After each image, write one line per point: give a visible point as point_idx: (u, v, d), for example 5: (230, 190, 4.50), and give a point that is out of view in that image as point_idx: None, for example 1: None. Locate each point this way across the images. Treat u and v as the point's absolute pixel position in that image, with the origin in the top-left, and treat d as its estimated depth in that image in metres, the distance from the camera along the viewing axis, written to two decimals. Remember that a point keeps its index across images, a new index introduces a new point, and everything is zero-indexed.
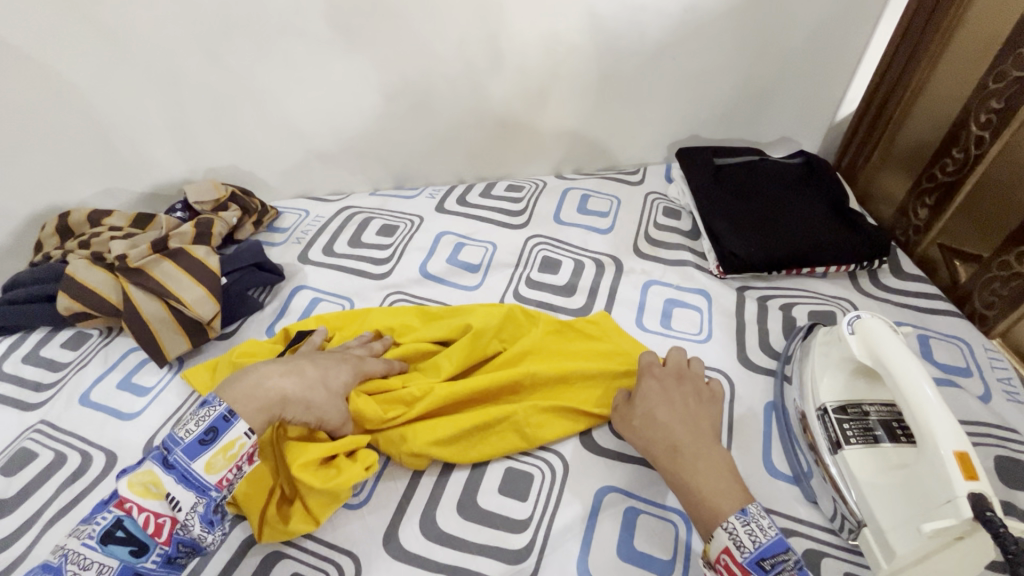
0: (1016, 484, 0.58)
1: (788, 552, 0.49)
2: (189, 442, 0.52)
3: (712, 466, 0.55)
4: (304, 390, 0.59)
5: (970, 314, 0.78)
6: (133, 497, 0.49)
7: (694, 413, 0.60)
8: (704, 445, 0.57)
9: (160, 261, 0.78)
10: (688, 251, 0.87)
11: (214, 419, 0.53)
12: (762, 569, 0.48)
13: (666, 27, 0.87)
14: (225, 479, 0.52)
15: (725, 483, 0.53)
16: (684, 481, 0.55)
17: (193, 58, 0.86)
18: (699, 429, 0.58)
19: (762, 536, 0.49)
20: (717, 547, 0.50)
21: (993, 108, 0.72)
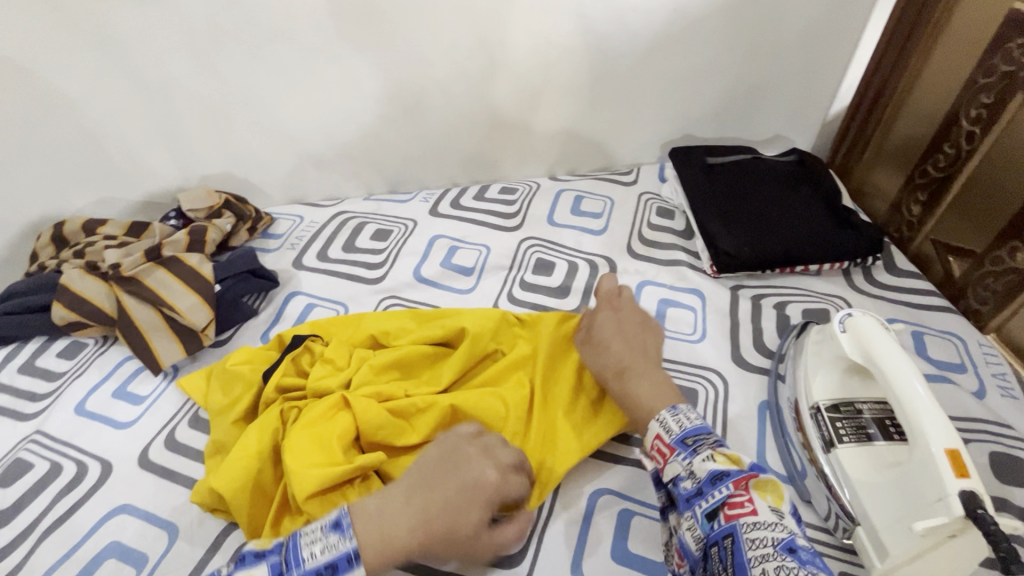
0: (1012, 480, 0.58)
1: (713, 436, 0.51)
2: (311, 567, 0.45)
3: (653, 381, 0.58)
4: (444, 529, 0.48)
5: (965, 310, 0.77)
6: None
7: (641, 340, 0.63)
8: (647, 364, 0.60)
9: (154, 269, 0.78)
10: (681, 251, 0.87)
11: (339, 553, 0.46)
12: (685, 446, 0.50)
13: (655, 28, 0.87)
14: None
15: (662, 392, 0.56)
16: (627, 395, 0.57)
17: (183, 66, 0.87)
18: (643, 354, 0.61)
19: (688, 421, 0.52)
20: (650, 433, 0.53)
21: (983, 103, 0.72)
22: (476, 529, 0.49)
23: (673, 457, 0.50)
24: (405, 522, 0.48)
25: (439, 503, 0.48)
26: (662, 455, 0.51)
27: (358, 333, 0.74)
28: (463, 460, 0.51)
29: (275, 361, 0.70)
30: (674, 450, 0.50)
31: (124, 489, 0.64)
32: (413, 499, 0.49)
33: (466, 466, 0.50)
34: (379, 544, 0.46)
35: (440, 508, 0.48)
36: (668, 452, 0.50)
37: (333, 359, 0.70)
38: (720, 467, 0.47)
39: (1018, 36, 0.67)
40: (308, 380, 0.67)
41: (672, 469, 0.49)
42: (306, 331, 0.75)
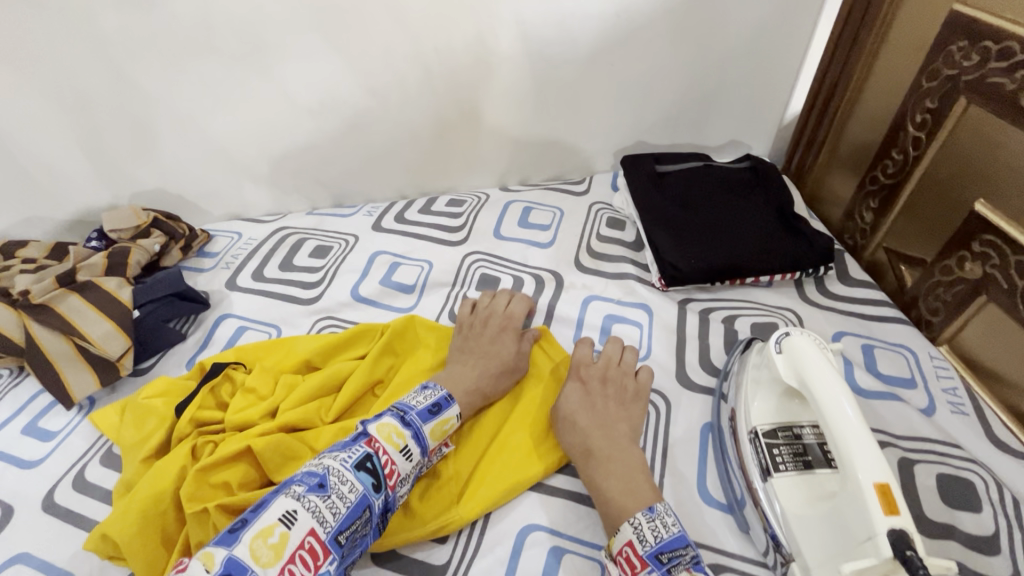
0: (960, 504, 0.55)
1: (687, 548, 0.48)
2: (422, 408, 0.57)
3: (628, 467, 0.55)
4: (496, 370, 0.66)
5: (917, 320, 0.75)
6: (379, 440, 0.51)
7: (611, 416, 0.61)
8: (617, 448, 0.57)
9: (66, 295, 0.72)
10: (630, 263, 0.84)
11: (438, 397, 0.59)
12: (659, 563, 0.46)
13: (598, 33, 0.84)
14: (435, 449, 0.57)
15: (636, 483, 0.53)
16: (599, 484, 0.55)
17: (103, 80, 0.82)
18: (616, 436, 0.58)
19: (665, 532, 0.48)
20: (620, 538, 0.49)
21: (928, 108, 0.69)
22: (508, 373, 0.67)
23: (643, 572, 0.46)
24: (472, 378, 0.64)
25: (491, 362, 0.66)
26: (631, 567, 0.47)
27: (285, 358, 0.70)
28: (489, 331, 0.71)
29: (191, 392, 0.66)
30: (646, 566, 0.47)
31: (23, 537, 0.59)
32: (468, 367, 0.66)
33: (495, 335, 0.70)
34: (461, 396, 0.62)
35: (490, 360, 0.67)
36: (638, 565, 0.47)
37: (255, 389, 0.66)
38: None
39: (959, 38, 0.64)
40: (227, 413, 0.63)
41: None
42: (228, 357, 0.70)
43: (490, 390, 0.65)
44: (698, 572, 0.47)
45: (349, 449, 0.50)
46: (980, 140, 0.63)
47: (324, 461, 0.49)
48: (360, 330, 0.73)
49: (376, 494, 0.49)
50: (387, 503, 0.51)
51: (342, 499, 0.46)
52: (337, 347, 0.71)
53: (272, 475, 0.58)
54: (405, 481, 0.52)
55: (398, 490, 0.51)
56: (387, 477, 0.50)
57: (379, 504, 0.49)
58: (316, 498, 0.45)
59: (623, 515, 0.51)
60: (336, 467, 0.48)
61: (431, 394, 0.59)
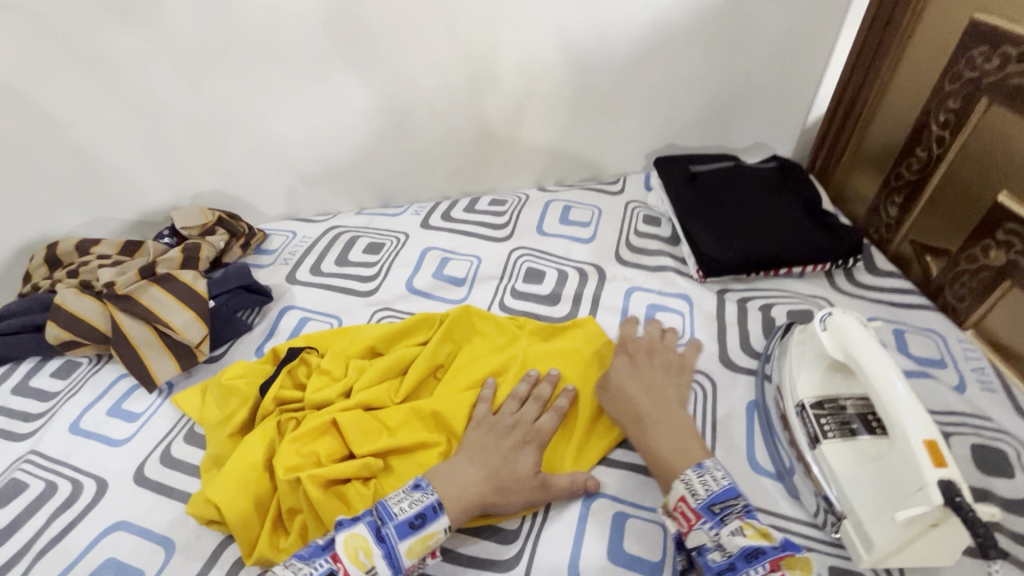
0: (994, 471, 0.59)
1: (739, 498, 0.52)
2: (404, 519, 0.52)
3: (677, 429, 0.59)
4: (505, 480, 0.57)
5: (943, 307, 0.79)
6: (344, 557, 0.50)
7: (660, 382, 0.65)
8: (667, 412, 0.61)
9: (148, 286, 0.78)
10: (668, 257, 0.89)
11: (426, 505, 0.53)
12: (712, 514, 0.51)
13: (636, 42, 0.90)
14: (415, 565, 0.52)
15: (686, 442, 0.58)
16: (651, 446, 0.59)
17: (176, 88, 0.89)
18: (665, 402, 0.63)
19: (714, 485, 0.53)
20: (674, 495, 0.54)
21: (950, 108, 0.75)
22: (528, 481, 0.58)
23: (698, 523, 0.51)
24: (474, 475, 0.57)
25: (501, 459, 0.59)
26: (687, 520, 0.52)
27: (352, 344, 0.75)
28: (507, 437, 0.61)
29: (270, 375, 0.71)
30: (700, 517, 0.51)
31: (119, 506, 0.63)
32: (475, 465, 0.58)
33: (512, 437, 0.61)
34: (458, 500, 0.55)
35: (496, 462, 0.58)
36: (694, 518, 0.52)
37: (328, 371, 0.71)
38: (750, 542, 0.49)
39: (979, 44, 0.70)
40: (305, 393, 0.68)
41: (697, 537, 0.51)
42: (300, 343, 0.75)
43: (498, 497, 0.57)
44: (750, 516, 0.51)
45: (314, 561, 0.49)
46: (1002, 136, 0.68)
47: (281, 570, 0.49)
48: (420, 318, 0.78)
49: None
50: None
51: None
52: (400, 333, 0.76)
53: (353, 447, 0.62)
54: None
55: None
56: None
57: None
58: None
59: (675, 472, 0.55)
60: None
61: (425, 498, 0.55)
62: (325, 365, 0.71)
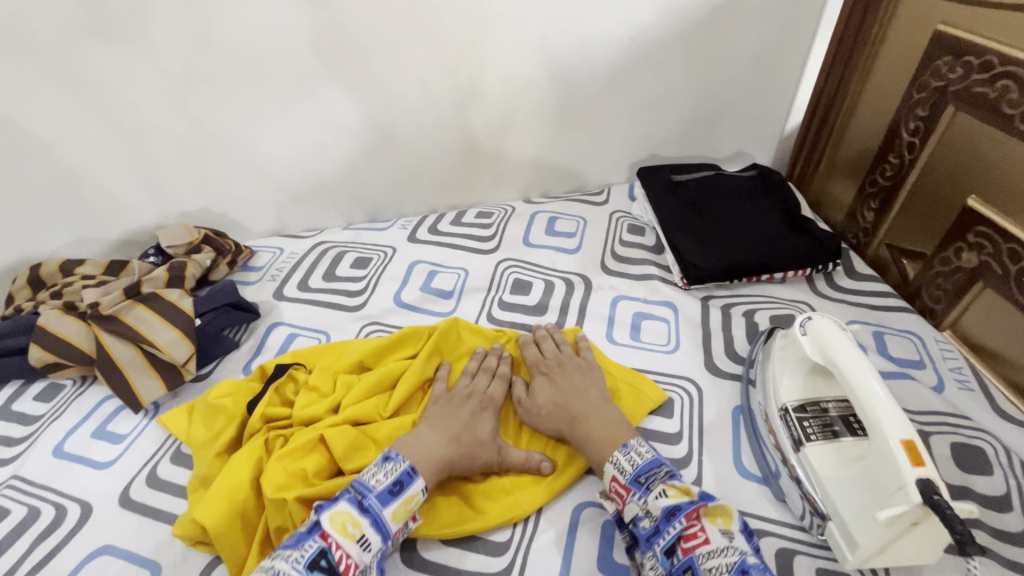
0: (974, 469, 0.61)
1: (662, 466, 0.57)
2: (382, 488, 0.55)
3: (603, 419, 0.63)
4: (467, 441, 0.62)
5: (921, 310, 0.81)
6: (334, 533, 0.51)
7: (581, 386, 0.67)
8: (595, 407, 0.64)
9: (132, 306, 0.79)
10: (653, 265, 0.90)
11: (400, 472, 0.56)
12: (638, 484, 0.55)
13: (616, 56, 0.92)
14: (401, 529, 0.55)
15: (612, 429, 0.61)
16: (585, 437, 0.62)
17: (161, 108, 0.89)
18: (592, 399, 0.65)
19: (640, 460, 0.57)
20: (608, 476, 0.58)
21: (919, 116, 0.77)
22: (487, 444, 0.63)
23: (630, 497, 0.55)
24: (439, 444, 0.61)
25: (460, 426, 0.63)
26: (621, 496, 0.56)
27: (339, 359, 0.75)
28: (464, 405, 0.66)
29: (257, 392, 0.70)
30: (630, 490, 0.55)
31: (104, 529, 0.63)
32: (436, 430, 0.62)
33: (468, 405, 0.66)
34: (427, 463, 0.59)
35: (460, 428, 0.63)
36: (625, 492, 0.56)
37: (317, 387, 0.71)
38: (670, 501, 0.52)
39: (944, 54, 0.72)
40: (293, 409, 0.68)
41: (630, 508, 0.55)
42: (287, 359, 0.75)
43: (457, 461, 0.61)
44: (673, 480, 0.55)
45: (302, 545, 0.50)
46: (969, 143, 0.70)
47: (275, 565, 0.48)
48: (408, 332, 0.78)
49: None
50: None
51: None
52: (388, 347, 0.76)
53: (342, 464, 0.62)
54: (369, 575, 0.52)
55: None
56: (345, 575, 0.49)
57: None
58: None
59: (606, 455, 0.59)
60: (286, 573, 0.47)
61: (396, 467, 0.57)
62: (313, 381, 0.71)
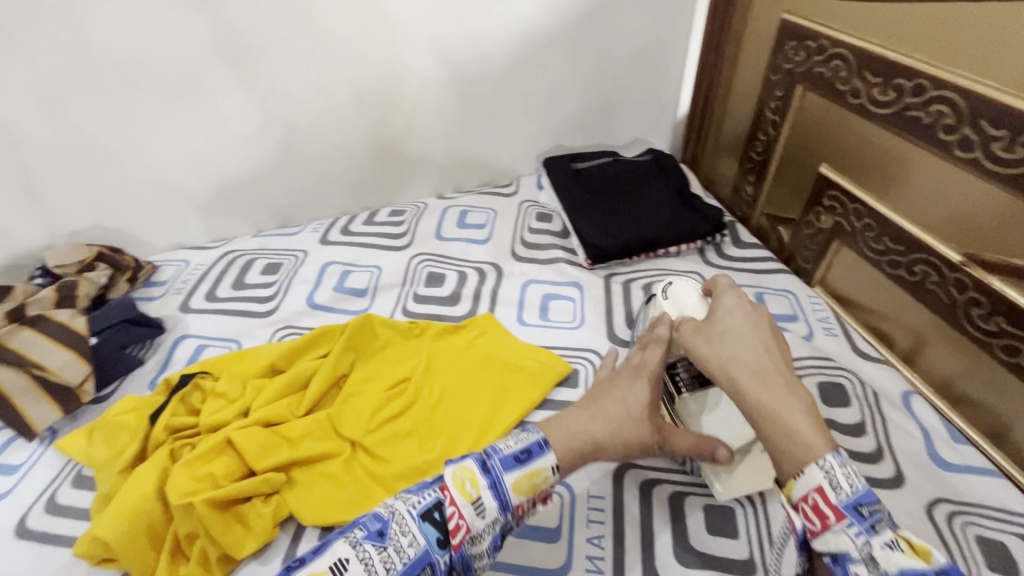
0: (836, 403, 0.69)
1: (884, 503, 0.41)
2: (509, 453, 0.50)
3: (798, 403, 0.47)
4: (617, 421, 0.56)
5: (797, 270, 0.90)
6: (452, 487, 0.47)
7: (772, 341, 0.52)
8: (789, 380, 0.49)
9: (18, 329, 0.74)
10: (560, 249, 0.95)
11: (531, 442, 0.51)
12: (860, 516, 0.40)
13: (509, 51, 0.96)
14: (523, 503, 0.50)
15: (812, 417, 0.46)
16: (773, 412, 0.46)
17: (37, 122, 0.84)
18: (781, 364, 0.50)
19: (860, 481, 0.41)
20: (805, 483, 0.42)
21: (777, 97, 0.86)
22: (643, 425, 0.56)
23: (840, 526, 0.40)
24: (582, 421, 0.55)
25: (617, 410, 0.57)
26: (821, 519, 0.41)
27: (250, 364, 0.74)
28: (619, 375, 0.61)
29: (161, 403, 0.69)
30: (843, 518, 0.40)
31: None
32: (581, 409, 0.57)
33: (630, 378, 0.60)
34: (566, 443, 0.53)
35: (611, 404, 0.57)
36: (833, 517, 0.41)
37: (225, 393, 0.70)
38: (912, 563, 0.38)
39: (790, 40, 0.81)
40: (200, 417, 0.67)
41: (835, 542, 0.41)
42: (194, 369, 0.74)
43: (603, 443, 0.54)
44: (901, 529, 0.41)
45: (422, 491, 0.47)
46: (816, 117, 0.79)
47: (393, 502, 0.47)
48: (320, 330, 0.78)
49: (439, 551, 0.45)
50: (459, 561, 0.47)
51: (399, 552, 0.44)
52: (300, 348, 0.76)
53: (252, 463, 0.62)
54: (480, 542, 0.47)
55: (468, 550, 0.47)
56: (453, 534, 0.45)
57: (442, 566, 0.45)
58: (370, 547, 0.44)
59: (807, 454, 0.43)
60: (400, 513, 0.46)
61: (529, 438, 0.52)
62: (222, 386, 0.71)
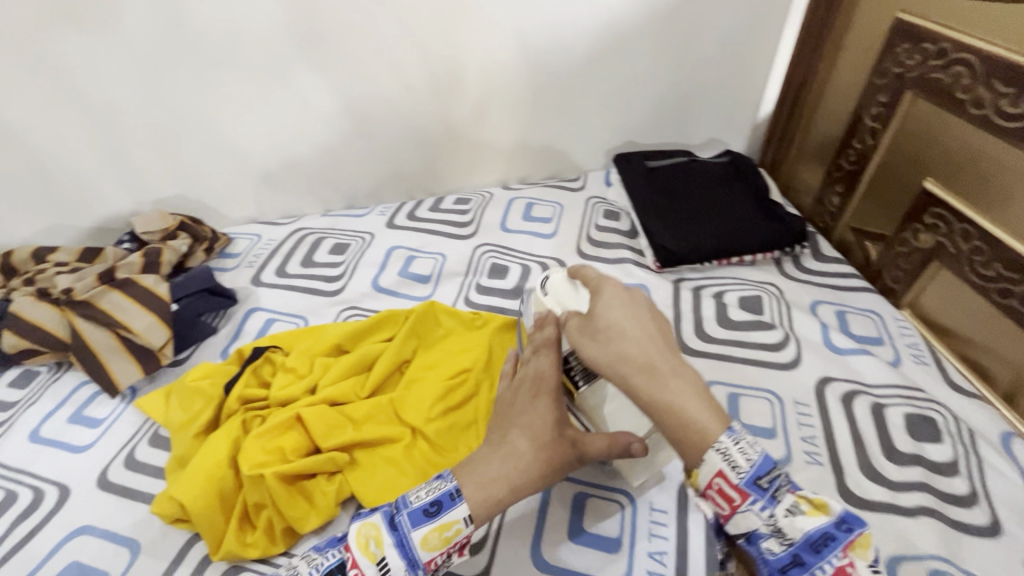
0: (925, 438, 0.64)
1: (779, 466, 0.45)
2: (417, 507, 0.50)
3: (686, 383, 0.49)
4: (533, 449, 0.53)
5: (883, 290, 0.84)
6: (354, 547, 0.48)
7: (649, 323, 0.54)
8: (674, 361, 0.51)
9: (107, 291, 0.78)
10: (627, 249, 0.92)
11: (443, 492, 0.50)
12: (760, 491, 0.44)
13: (590, 42, 0.93)
14: (434, 558, 0.50)
15: (701, 397, 0.48)
16: (665, 402, 0.48)
17: (133, 93, 0.88)
18: (665, 344, 0.52)
19: (753, 453, 0.44)
20: (708, 470, 0.45)
21: (880, 102, 0.80)
22: (558, 446, 0.54)
23: (746, 505, 0.44)
24: (492, 468, 0.52)
25: (526, 436, 0.54)
26: (729, 501, 0.45)
27: (317, 342, 0.76)
28: (519, 397, 0.57)
29: (234, 374, 0.71)
30: (746, 497, 0.44)
31: (83, 511, 0.63)
32: (490, 449, 0.54)
33: (528, 399, 0.57)
34: (482, 492, 0.51)
35: (519, 441, 0.53)
36: (738, 498, 0.44)
37: (294, 368, 0.72)
38: (812, 522, 0.43)
39: (903, 41, 0.75)
40: (270, 390, 0.69)
41: (745, 522, 0.44)
42: (265, 343, 0.76)
43: (518, 485, 0.52)
44: (798, 487, 0.45)
45: (326, 553, 0.49)
46: (926, 127, 0.73)
47: (299, 564, 0.49)
48: (386, 314, 0.79)
49: None
50: None
51: None
52: (365, 331, 0.77)
53: (318, 441, 0.63)
54: None
55: None
56: None
57: None
58: None
59: (705, 441, 0.45)
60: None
61: (444, 486, 0.51)
62: (292, 362, 0.72)
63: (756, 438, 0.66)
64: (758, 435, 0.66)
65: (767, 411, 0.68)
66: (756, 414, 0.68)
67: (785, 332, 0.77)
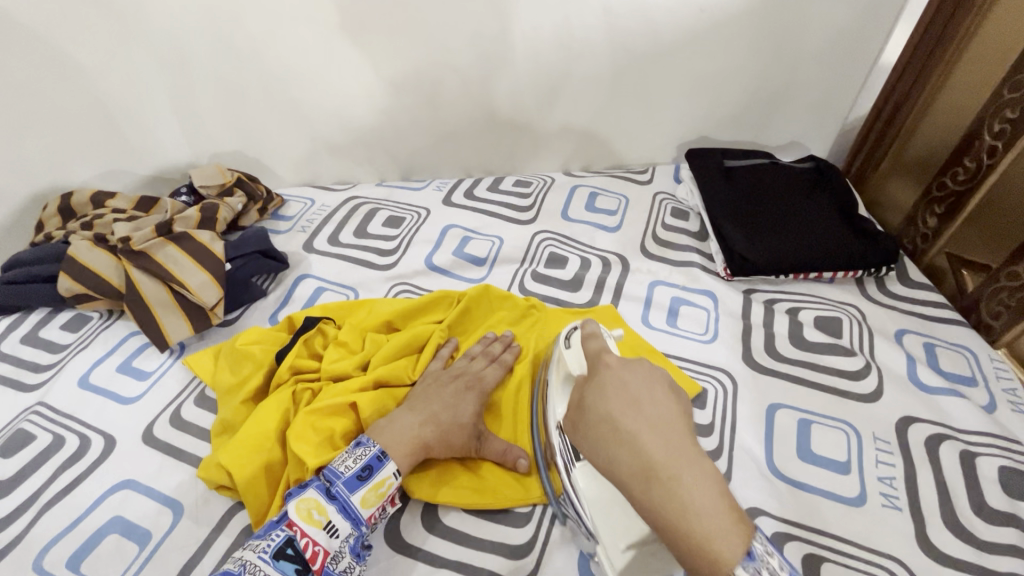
0: (1020, 495, 0.58)
1: (788, 569, 0.35)
2: (351, 474, 0.53)
3: (700, 483, 0.36)
4: (444, 425, 0.59)
5: (976, 323, 0.79)
6: (299, 521, 0.50)
7: (646, 396, 0.41)
8: (685, 453, 0.38)
9: (164, 244, 0.78)
10: (695, 253, 0.86)
11: (370, 457, 0.55)
12: None
13: (680, 25, 0.85)
14: (374, 515, 0.53)
15: (714, 507, 0.35)
16: (670, 518, 0.35)
17: (203, 42, 0.86)
18: (676, 429, 0.39)
19: (767, 567, 0.34)
20: None
21: (1007, 119, 0.73)
22: (467, 430, 0.60)
23: None
24: (412, 427, 0.58)
25: (441, 407, 0.60)
26: None
27: (369, 317, 0.73)
28: (449, 384, 0.63)
29: (287, 343, 0.69)
30: None
31: (126, 465, 0.62)
32: (415, 411, 0.60)
33: (454, 385, 0.63)
34: (401, 448, 0.56)
35: (440, 408, 0.60)
36: None
37: (346, 342, 0.70)
38: None
39: None
40: (321, 363, 0.67)
41: None
42: (317, 313, 0.74)
43: (434, 446, 0.58)
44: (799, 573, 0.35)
45: (269, 535, 0.49)
46: None
47: (243, 555, 0.48)
48: (439, 296, 0.76)
49: None
50: None
51: None
52: (417, 310, 0.74)
53: (363, 419, 0.61)
54: (342, 558, 0.50)
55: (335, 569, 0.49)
56: (312, 561, 0.48)
57: None
58: None
59: (716, 564, 0.33)
60: (252, 562, 0.47)
61: (367, 452, 0.56)
62: (343, 334, 0.70)
63: (831, 473, 0.61)
64: (831, 469, 0.61)
65: (843, 443, 0.63)
66: (829, 446, 0.63)
67: (865, 360, 0.71)
